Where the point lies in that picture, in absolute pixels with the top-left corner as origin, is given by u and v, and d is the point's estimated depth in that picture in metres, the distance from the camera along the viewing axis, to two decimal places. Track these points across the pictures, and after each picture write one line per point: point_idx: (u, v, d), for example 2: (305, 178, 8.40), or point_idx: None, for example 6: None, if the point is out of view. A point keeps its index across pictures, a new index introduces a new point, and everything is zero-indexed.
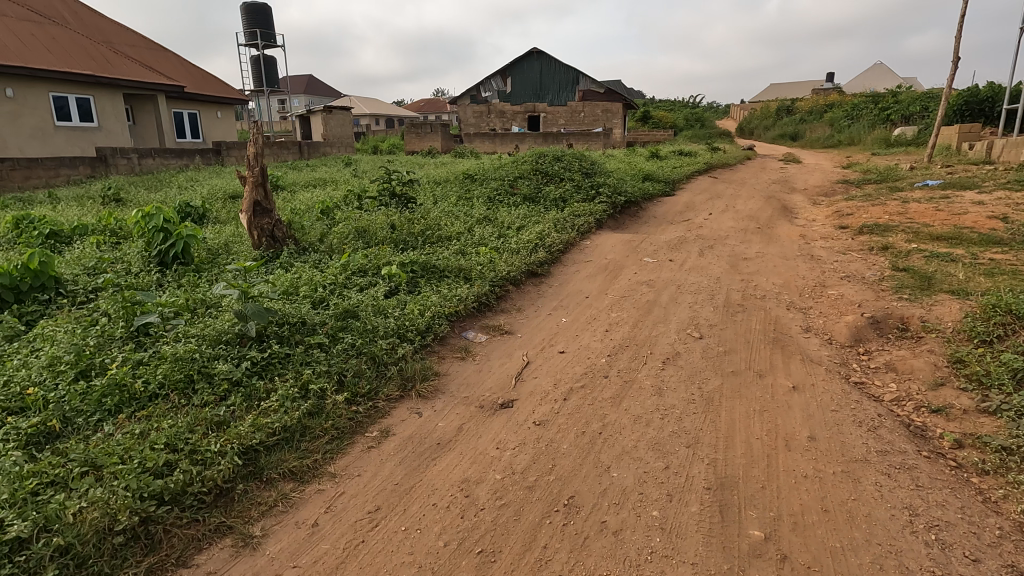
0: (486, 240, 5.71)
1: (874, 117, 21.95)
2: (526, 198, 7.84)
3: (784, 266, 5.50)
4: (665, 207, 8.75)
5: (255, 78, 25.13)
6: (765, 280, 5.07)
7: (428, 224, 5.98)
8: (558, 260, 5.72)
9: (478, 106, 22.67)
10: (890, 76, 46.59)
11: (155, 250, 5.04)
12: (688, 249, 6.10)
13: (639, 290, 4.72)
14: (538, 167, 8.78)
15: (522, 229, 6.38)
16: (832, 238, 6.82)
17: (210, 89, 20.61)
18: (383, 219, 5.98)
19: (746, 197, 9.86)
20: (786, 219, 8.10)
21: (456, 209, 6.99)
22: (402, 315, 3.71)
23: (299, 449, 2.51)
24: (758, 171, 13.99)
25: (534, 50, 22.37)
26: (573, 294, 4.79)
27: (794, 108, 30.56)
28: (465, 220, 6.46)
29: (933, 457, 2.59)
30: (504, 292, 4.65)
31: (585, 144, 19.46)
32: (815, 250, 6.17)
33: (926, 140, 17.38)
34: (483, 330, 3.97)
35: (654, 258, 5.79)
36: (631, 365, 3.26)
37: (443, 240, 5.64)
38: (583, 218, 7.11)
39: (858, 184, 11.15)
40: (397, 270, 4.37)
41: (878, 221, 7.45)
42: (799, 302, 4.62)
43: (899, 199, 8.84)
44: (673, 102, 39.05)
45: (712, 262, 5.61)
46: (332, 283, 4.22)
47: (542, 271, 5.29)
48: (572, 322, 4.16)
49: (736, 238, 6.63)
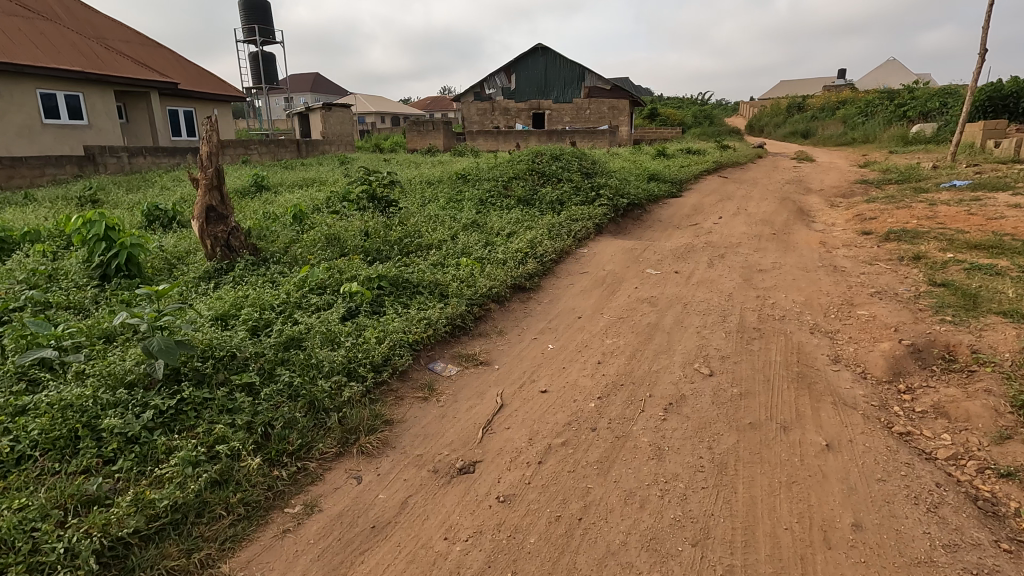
0: (470, 250, 5.13)
1: (889, 114, 21.16)
2: (520, 201, 7.26)
3: (805, 280, 4.88)
4: (671, 210, 8.15)
5: (254, 75, 24.66)
6: (783, 297, 4.45)
7: (406, 230, 5.42)
8: (550, 271, 5.14)
9: (482, 104, 22.12)
10: (904, 72, 45.48)
11: (97, 261, 4.50)
12: (696, 258, 5.49)
13: (638, 309, 4.13)
14: (534, 166, 8.19)
15: (512, 236, 5.79)
16: (855, 246, 6.18)
17: (205, 86, 20.14)
18: (357, 224, 5.41)
19: (758, 198, 9.22)
20: (802, 223, 7.46)
21: (441, 213, 6.42)
22: (357, 345, 3.14)
23: (189, 538, 1.95)
24: (770, 171, 13.32)
25: (540, 47, 21.74)
26: (563, 314, 4.21)
27: (805, 105, 29.74)
28: (449, 226, 5.89)
29: (1016, 551, 1.97)
30: (484, 312, 4.07)
31: (590, 143, 18.85)
32: (838, 261, 5.54)
33: (946, 138, 16.62)
34: (454, 361, 3.38)
35: (658, 269, 5.19)
36: (625, 412, 2.67)
37: (421, 249, 5.07)
38: (581, 222, 6.53)
39: (878, 185, 10.47)
40: (358, 287, 3.81)
41: (906, 226, 6.81)
42: (825, 325, 4.01)
43: (926, 201, 8.17)
44: (682, 100, 38.37)
45: (722, 274, 5.01)
46: (284, 304, 3.66)
47: (531, 285, 4.71)
48: (560, 350, 3.58)
49: (749, 245, 6.02)
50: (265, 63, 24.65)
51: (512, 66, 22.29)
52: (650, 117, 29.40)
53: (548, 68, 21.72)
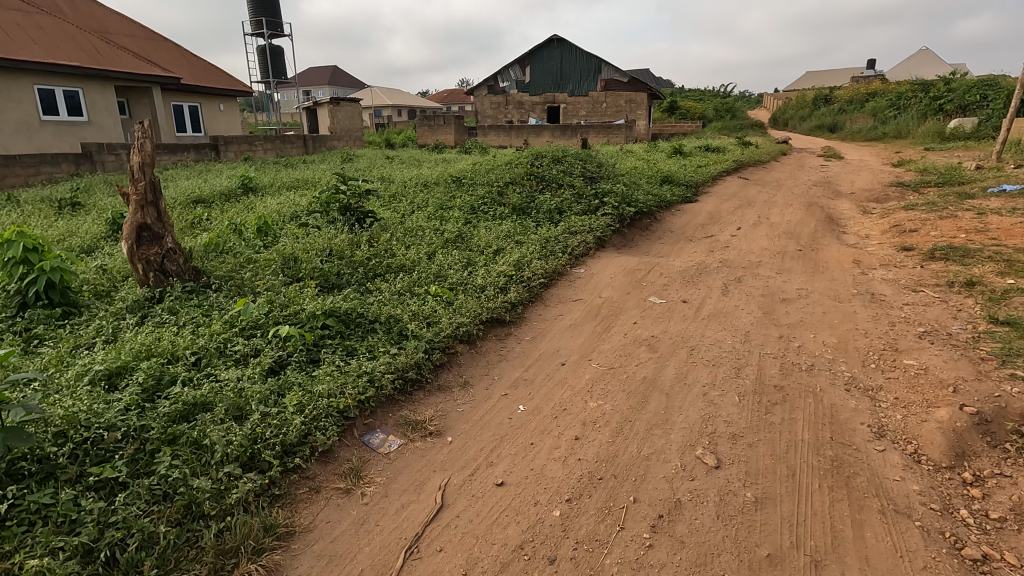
0: (446, 273, 4.47)
1: (924, 108, 19.90)
2: (515, 209, 6.59)
3: (837, 313, 4.13)
4: (684, 218, 7.41)
5: (262, 69, 24.23)
6: (812, 339, 3.71)
7: (377, 250, 4.79)
8: (537, 299, 4.46)
9: (494, 98, 21.45)
10: (937, 62, 43.48)
11: (15, 289, 3.93)
12: (708, 282, 4.76)
13: (634, 354, 3.43)
14: (533, 170, 7.48)
15: (498, 254, 5.12)
16: (894, 267, 5.39)
17: (210, 81, 19.74)
18: (322, 242, 4.79)
19: (782, 203, 8.40)
20: (832, 235, 6.66)
21: (423, 226, 5.79)
22: (270, 416, 2.52)
23: None
24: (795, 170, 12.41)
25: (555, 38, 20.89)
26: (545, 358, 3.53)
27: (832, 98, 28.38)
28: (428, 242, 5.26)
29: None
30: (449, 358, 3.41)
31: (605, 139, 18.05)
32: (877, 287, 4.76)
33: (987, 133, 15.46)
34: (397, 430, 2.74)
35: (664, 296, 4.48)
36: (596, 534, 2.01)
37: (389, 273, 4.44)
38: (580, 235, 5.86)
39: (915, 188, 9.56)
40: (294, 330, 3.18)
41: (953, 241, 5.98)
42: (863, 379, 3.27)
43: (973, 210, 7.30)
44: (703, 92, 37.11)
45: (738, 304, 4.28)
46: (202, 353, 3.05)
47: (511, 319, 4.05)
48: (532, 412, 2.91)
49: (771, 265, 5.26)
50: (273, 56, 24.19)
51: (526, 59, 21.28)
52: (670, 109, 28.32)
53: (564, 60, 20.84)
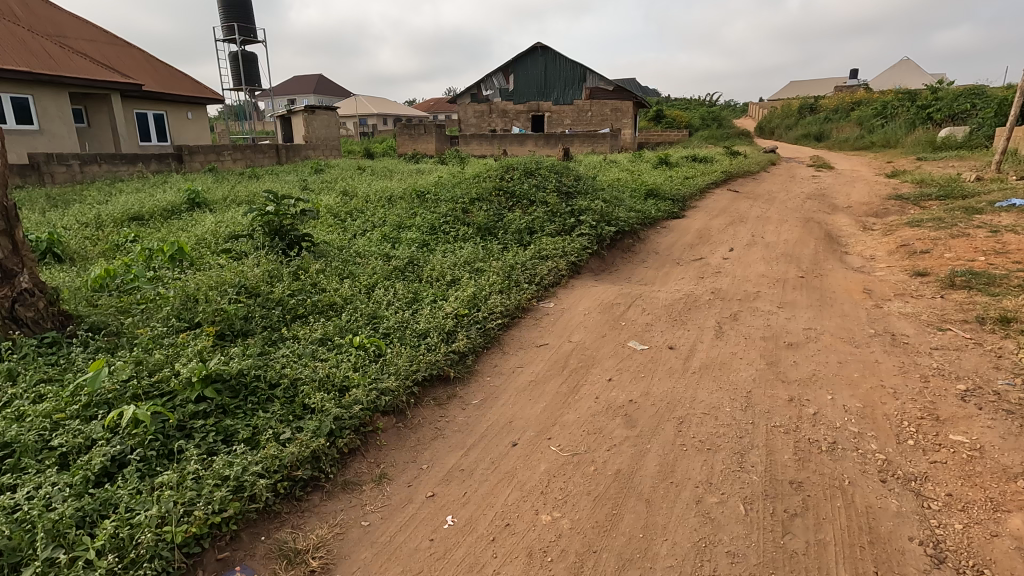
0: (383, 315, 3.71)
1: (912, 115, 19.50)
2: (479, 229, 5.84)
3: (856, 364, 3.38)
4: (671, 237, 6.70)
5: (234, 76, 23.29)
6: (830, 404, 2.95)
7: (304, 283, 4.00)
8: (493, 345, 3.69)
9: (478, 106, 20.71)
10: (919, 71, 43.59)
11: None
12: (699, 320, 4.01)
13: (607, 430, 2.66)
14: (503, 184, 6.71)
15: (452, 286, 4.36)
16: (910, 297, 4.69)
17: (176, 88, 18.82)
18: (236, 274, 3.97)
19: (777, 219, 7.74)
20: (835, 257, 5.98)
21: (369, 253, 5.02)
22: (61, 567, 1.71)
23: None
24: (787, 182, 11.82)
25: (539, 45, 20.29)
26: (493, 434, 2.74)
27: (818, 106, 28.05)
28: (370, 271, 4.49)
29: None
30: (364, 438, 2.60)
31: (590, 148, 17.43)
32: (896, 325, 4.04)
33: (980, 143, 15.02)
34: (266, 566, 1.94)
35: (646, 340, 3.72)
36: None
37: (314, 316, 3.65)
38: (551, 261, 5.11)
39: (916, 201, 8.97)
40: (148, 410, 2.37)
41: (972, 264, 5.31)
42: (903, 466, 2.51)
43: (984, 228, 6.68)
44: (689, 100, 36.75)
45: (736, 352, 3.53)
46: (14, 447, 2.23)
47: (456, 375, 3.26)
48: (463, 530, 2.12)
49: (771, 297, 4.53)
50: (246, 63, 23.30)
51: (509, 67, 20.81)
52: (656, 118, 27.88)
53: (548, 68, 20.35)
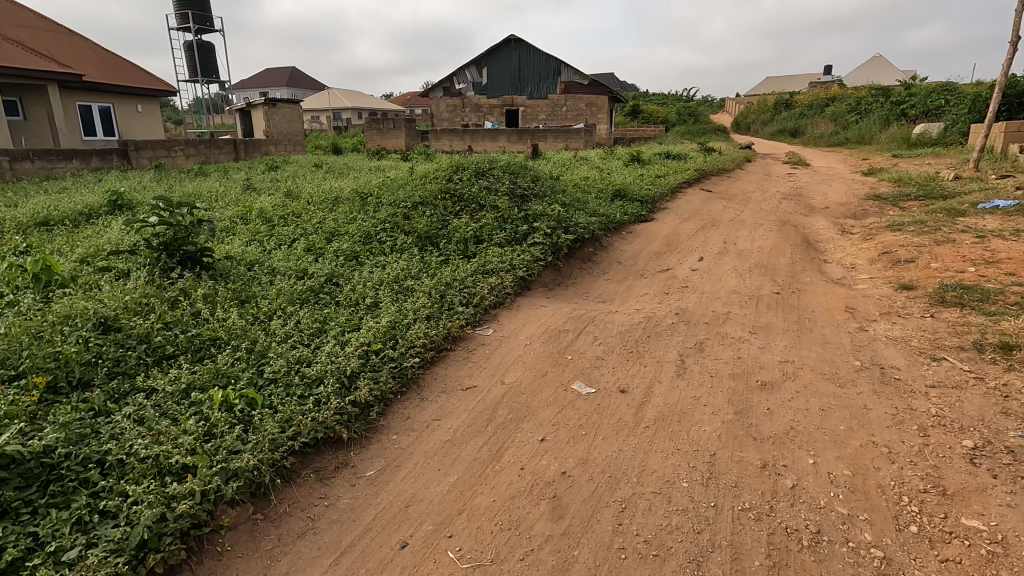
0: (274, 354, 3.03)
1: (887, 111, 19.27)
2: (418, 238, 5.16)
3: (842, 411, 2.80)
4: (638, 244, 6.12)
5: (190, 67, 22.10)
6: (812, 471, 2.36)
7: (184, 313, 3.29)
8: (407, 389, 3.04)
9: (450, 100, 19.92)
10: (889, 68, 43.99)
11: None
12: (658, 353, 3.40)
13: (526, 523, 2.05)
14: (450, 186, 6.03)
15: (371, 311, 3.68)
16: (897, 316, 4.16)
17: (123, 79, 17.69)
18: (97, 302, 3.24)
19: (751, 222, 7.21)
20: (813, 266, 5.45)
21: (283, 269, 4.30)
22: None
23: None
24: (763, 180, 11.36)
25: (512, 38, 19.61)
26: (378, 528, 2.10)
27: (793, 101, 27.84)
28: (276, 292, 3.79)
29: None
30: (198, 545, 1.94)
31: (563, 143, 16.83)
32: (884, 355, 3.49)
33: (955, 139, 14.75)
34: None
35: (593, 381, 3.10)
36: None
37: (183, 358, 2.95)
38: (496, 276, 4.47)
39: (896, 202, 8.54)
40: None
41: (961, 275, 4.82)
42: (906, 567, 1.93)
43: (969, 232, 6.22)
44: (666, 95, 36.34)
45: (700, 397, 2.92)
46: None
47: (350, 437, 2.60)
48: None
49: (741, 319, 3.94)
50: (204, 53, 22.15)
51: (482, 60, 20.01)
52: (632, 114, 27.43)
53: (522, 61, 19.61)
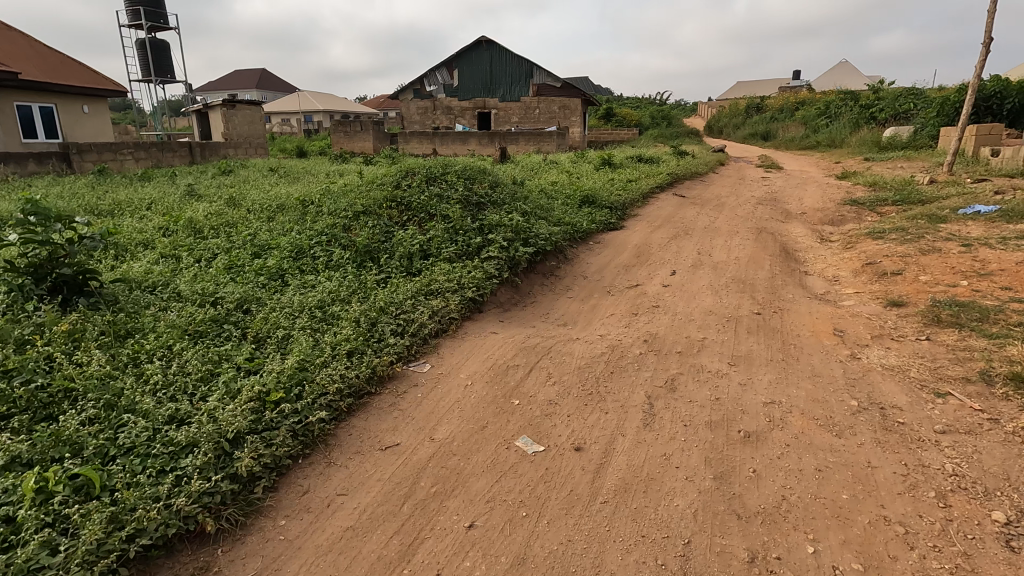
0: (140, 411, 2.40)
1: (856, 114, 19.23)
2: (356, 253, 4.54)
3: (843, 474, 2.28)
4: (606, 255, 5.61)
5: (143, 67, 20.99)
6: (813, 567, 1.84)
7: (34, 357, 2.63)
8: (310, 450, 2.44)
9: (422, 102, 19.31)
10: (855, 73, 44.76)
11: None
12: (623, 395, 2.85)
13: None
14: (397, 194, 5.43)
15: (282, 347, 3.07)
16: (890, 340, 3.70)
17: (66, 77, 16.60)
18: None
19: (727, 230, 6.77)
20: (794, 279, 5.01)
21: (188, 292, 3.65)
22: None
23: None
24: (737, 184, 11.01)
25: (483, 39, 19.06)
26: None
27: (764, 105, 27.86)
28: (167, 324, 3.15)
29: None
30: None
31: (535, 146, 16.30)
32: (883, 391, 3.00)
33: (924, 143, 14.68)
34: None
35: (543, 435, 2.53)
36: None
37: (17, 421, 2.30)
38: (441, 298, 3.88)
39: (873, 207, 8.21)
40: None
41: (954, 290, 4.42)
42: None
43: (955, 240, 5.86)
44: (639, 98, 36.22)
45: (671, 456, 2.38)
46: None
47: (218, 528, 1.99)
48: None
49: (719, 348, 3.43)
50: (158, 52, 21.06)
51: (452, 61, 19.41)
52: (606, 117, 27.10)
53: (493, 64, 19.07)
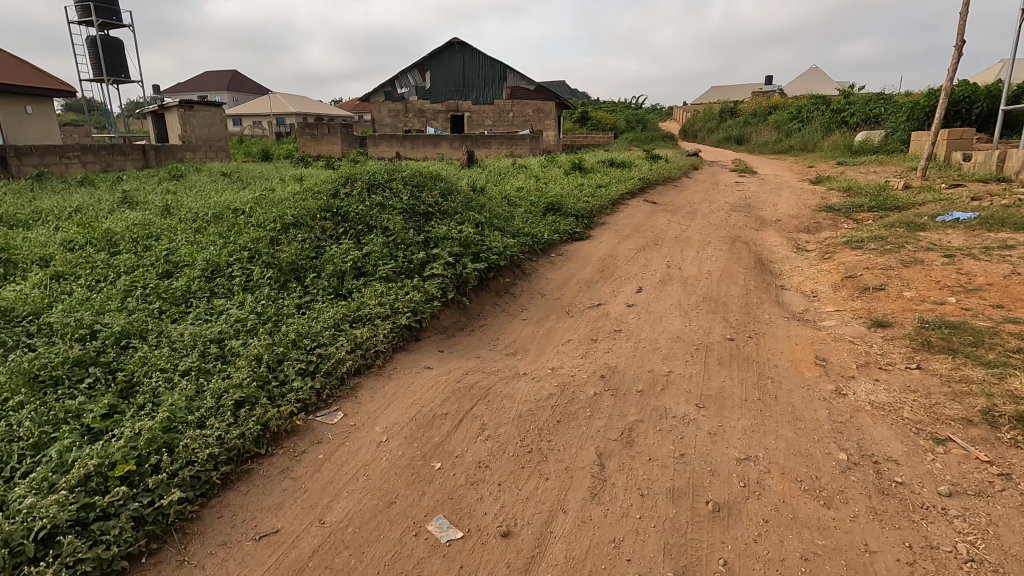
0: None
1: (828, 118, 19.19)
2: (277, 272, 3.97)
3: (836, 566, 1.81)
4: (567, 269, 5.13)
5: (95, 65, 19.94)
6: None
7: None
8: (158, 545, 1.88)
9: (393, 104, 18.30)
10: (825, 78, 45.37)
11: None
12: (570, 453, 2.34)
13: None
14: (334, 204, 4.87)
15: (153, 397, 2.49)
16: (879, 370, 3.26)
17: (8, 76, 15.58)
18: None
19: (699, 240, 6.36)
20: (770, 296, 4.58)
21: (58, 324, 3.06)
22: None
23: None
24: (712, 190, 10.67)
25: (455, 41, 18.60)
26: None
27: (737, 109, 27.86)
28: (10, 370, 2.56)
29: None
30: None
31: (508, 149, 15.71)
32: (875, 438, 2.55)
33: (896, 147, 14.60)
34: None
35: (464, 515, 2.01)
36: None
37: None
38: (367, 326, 3.34)
39: (849, 214, 7.90)
40: None
41: (942, 308, 4.03)
42: None
43: (937, 250, 5.51)
44: (614, 102, 36.03)
45: (622, 542, 1.88)
46: None
47: None
48: None
49: (686, 385, 2.96)
50: (110, 50, 20.03)
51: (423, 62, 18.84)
52: (581, 120, 26.78)
53: (465, 66, 18.59)
